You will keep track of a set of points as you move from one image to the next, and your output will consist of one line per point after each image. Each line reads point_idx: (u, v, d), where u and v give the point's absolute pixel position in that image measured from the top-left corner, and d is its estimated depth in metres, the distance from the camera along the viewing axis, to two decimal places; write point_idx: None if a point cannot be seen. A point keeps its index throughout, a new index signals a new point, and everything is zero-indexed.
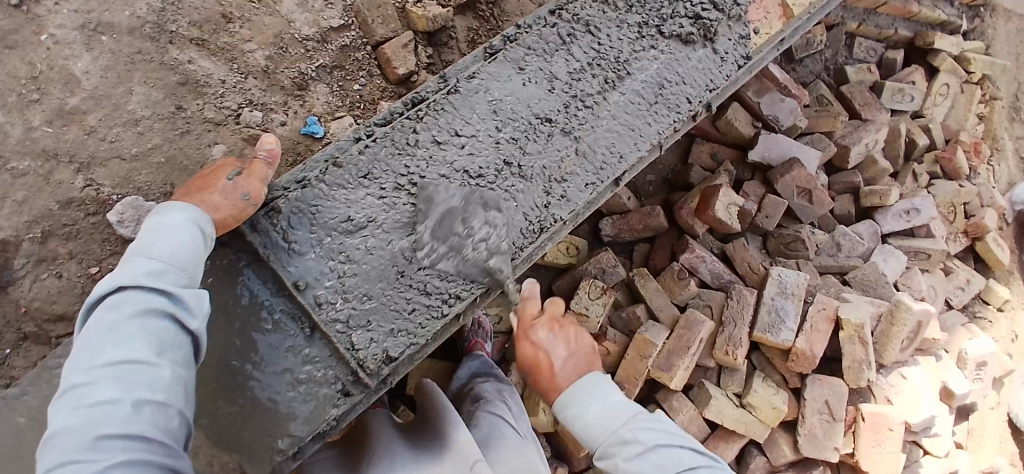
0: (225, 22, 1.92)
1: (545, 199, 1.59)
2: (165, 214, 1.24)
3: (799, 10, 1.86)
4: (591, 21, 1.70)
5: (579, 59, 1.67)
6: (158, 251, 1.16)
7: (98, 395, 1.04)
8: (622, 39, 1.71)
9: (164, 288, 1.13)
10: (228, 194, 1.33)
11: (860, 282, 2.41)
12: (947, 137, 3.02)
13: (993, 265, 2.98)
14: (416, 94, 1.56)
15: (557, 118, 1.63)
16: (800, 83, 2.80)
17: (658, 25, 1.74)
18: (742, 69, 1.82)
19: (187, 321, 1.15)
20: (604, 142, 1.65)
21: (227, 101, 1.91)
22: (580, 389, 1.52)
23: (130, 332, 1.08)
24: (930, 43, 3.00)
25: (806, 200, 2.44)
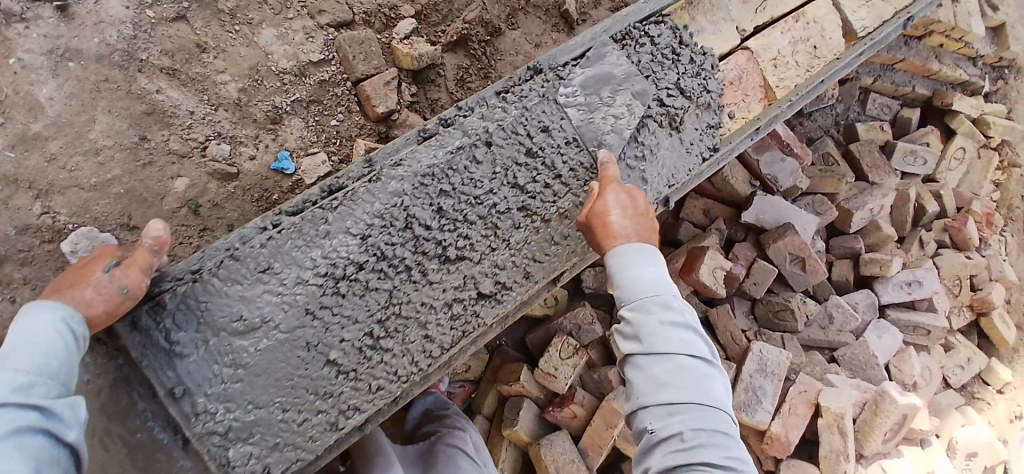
0: (198, 52, 1.88)
1: (468, 302, 1.48)
2: (32, 316, 1.17)
3: (782, 93, 1.85)
4: (540, 105, 1.57)
5: (525, 145, 1.54)
6: (29, 361, 1.12)
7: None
8: (574, 126, 1.59)
9: (37, 402, 1.10)
10: (102, 289, 1.23)
11: (849, 362, 2.32)
12: (959, 204, 2.86)
13: (998, 342, 2.85)
14: (334, 181, 1.43)
15: (490, 212, 1.50)
16: (806, 138, 2.67)
17: (617, 112, 1.63)
18: (706, 162, 1.74)
19: (63, 434, 1.13)
20: (540, 241, 1.54)
21: (193, 133, 1.86)
22: (640, 250, 1.34)
23: (4, 451, 1.03)
24: (949, 104, 2.85)
25: (799, 267, 2.32)
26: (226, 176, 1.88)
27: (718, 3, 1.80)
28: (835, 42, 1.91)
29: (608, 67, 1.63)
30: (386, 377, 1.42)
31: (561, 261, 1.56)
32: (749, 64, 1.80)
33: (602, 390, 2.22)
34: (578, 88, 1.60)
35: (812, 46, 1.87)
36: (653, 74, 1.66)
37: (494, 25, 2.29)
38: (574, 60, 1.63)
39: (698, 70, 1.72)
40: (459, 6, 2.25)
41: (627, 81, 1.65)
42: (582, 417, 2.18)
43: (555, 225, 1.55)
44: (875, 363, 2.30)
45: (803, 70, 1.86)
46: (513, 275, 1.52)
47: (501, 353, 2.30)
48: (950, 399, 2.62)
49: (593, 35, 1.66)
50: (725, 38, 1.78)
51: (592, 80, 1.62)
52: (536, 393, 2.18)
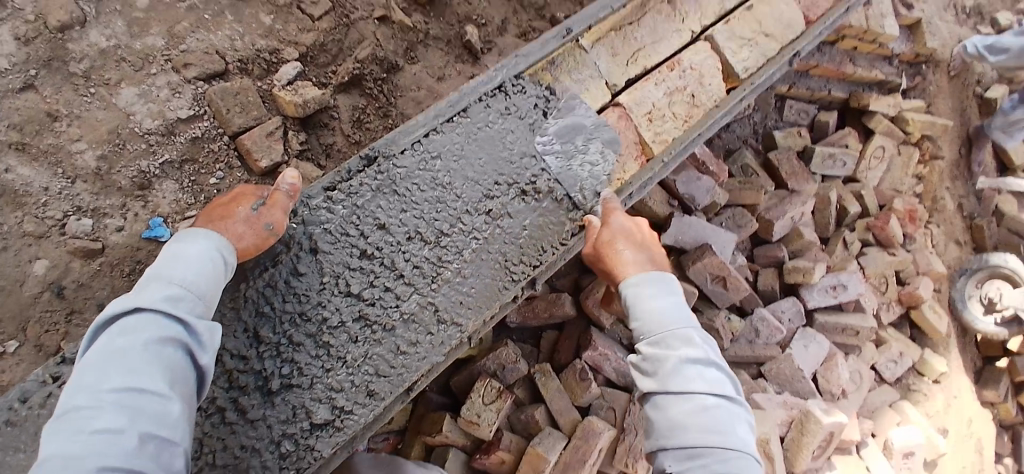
0: (50, 121, 1.74)
1: (299, 434, 1.36)
2: (186, 241, 1.23)
3: (658, 148, 1.77)
4: (372, 200, 1.48)
5: (357, 247, 1.45)
6: (179, 274, 1.18)
7: (100, 421, 1.00)
8: (413, 219, 1.50)
9: (180, 316, 1.13)
10: (251, 224, 1.33)
11: (776, 377, 2.30)
12: (882, 203, 2.87)
13: (931, 333, 2.84)
14: None
15: (321, 328, 1.41)
16: (724, 151, 2.66)
17: (465, 195, 1.54)
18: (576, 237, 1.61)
19: (197, 355, 1.16)
20: (380, 354, 1.43)
21: (50, 210, 1.71)
22: (647, 283, 1.37)
23: (144, 357, 1.07)
24: (865, 105, 2.85)
25: (721, 285, 2.27)
26: (89, 252, 1.73)
27: (585, 59, 1.73)
28: (715, 88, 1.86)
29: (454, 147, 1.55)
30: None
31: (409, 373, 1.44)
32: (621, 121, 1.74)
33: (530, 431, 2.12)
34: (418, 175, 1.52)
35: (689, 95, 1.82)
36: (504, 153, 1.59)
37: (390, 61, 2.18)
38: (416, 141, 1.53)
39: (567, 131, 1.66)
40: (350, 44, 2.14)
41: (475, 160, 1.57)
42: (512, 462, 2.07)
43: (400, 332, 1.45)
44: (801, 377, 2.29)
45: (681, 121, 1.80)
46: (354, 396, 1.40)
47: (425, 400, 2.14)
48: (885, 397, 2.61)
49: (436, 112, 1.56)
50: (594, 96, 1.72)
51: (432, 163, 1.53)
52: (462, 442, 2.05)
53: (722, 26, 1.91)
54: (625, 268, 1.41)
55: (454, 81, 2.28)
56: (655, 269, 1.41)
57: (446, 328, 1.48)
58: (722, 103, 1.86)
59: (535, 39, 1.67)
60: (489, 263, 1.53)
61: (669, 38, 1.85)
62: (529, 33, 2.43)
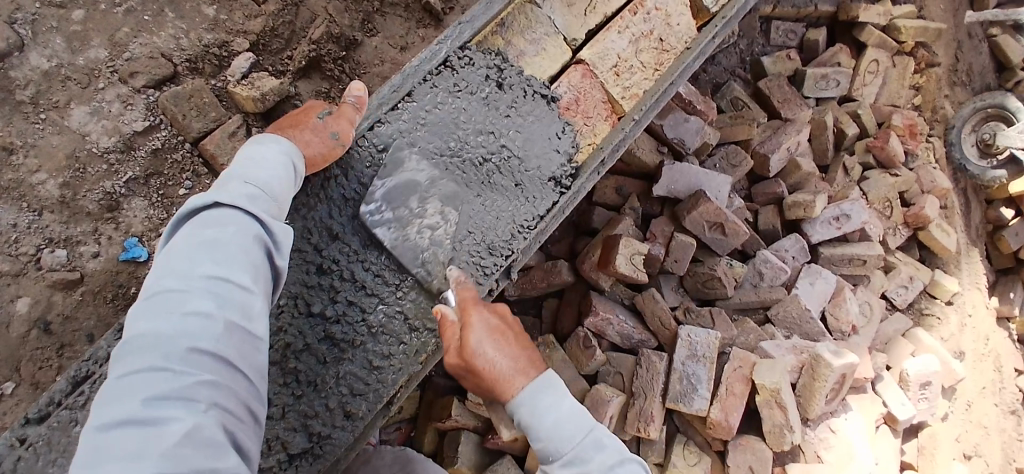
0: (5, 155, 1.68)
1: (278, 467, 1.33)
2: (262, 145, 1.26)
3: (628, 104, 1.70)
4: (321, 211, 1.40)
5: (312, 262, 1.38)
6: (255, 177, 1.19)
7: (191, 304, 1.01)
8: (372, 221, 1.43)
9: (258, 214, 1.15)
10: (319, 133, 1.35)
11: (784, 320, 2.24)
12: (880, 120, 2.76)
13: (940, 252, 2.76)
14: (77, 371, 1.30)
15: (285, 354, 1.35)
16: (711, 86, 2.52)
17: (426, 187, 1.47)
18: (547, 217, 1.58)
19: (275, 256, 1.17)
20: (350, 372, 1.40)
21: (22, 246, 1.68)
22: (537, 392, 1.21)
23: (229, 248, 1.08)
24: (853, 16, 2.69)
25: (720, 232, 2.19)
26: (70, 283, 1.70)
27: (537, 15, 1.61)
28: (684, 27, 1.77)
29: (403, 137, 1.46)
30: None
31: (385, 386, 1.41)
32: (585, 80, 1.66)
33: None
34: (373, 173, 1.44)
35: (657, 39, 1.73)
36: (460, 135, 1.51)
37: (348, 37, 2.08)
38: (364, 134, 1.44)
39: (526, 99, 1.58)
40: (302, 23, 2.04)
41: (429, 149, 1.48)
42: (524, 437, 2.07)
43: (370, 346, 1.42)
44: (810, 318, 2.21)
45: (651, 71, 1.72)
46: (330, 420, 1.37)
47: (432, 386, 2.14)
48: (900, 323, 2.54)
49: (378, 100, 1.46)
50: (551, 56, 1.62)
51: (382, 157, 1.45)
52: (472, 424, 2.05)
53: None
54: (506, 383, 1.22)
55: (418, 48, 2.18)
56: (538, 372, 1.24)
57: (419, 334, 1.45)
58: (692, 44, 1.77)
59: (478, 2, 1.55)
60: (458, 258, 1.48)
61: None
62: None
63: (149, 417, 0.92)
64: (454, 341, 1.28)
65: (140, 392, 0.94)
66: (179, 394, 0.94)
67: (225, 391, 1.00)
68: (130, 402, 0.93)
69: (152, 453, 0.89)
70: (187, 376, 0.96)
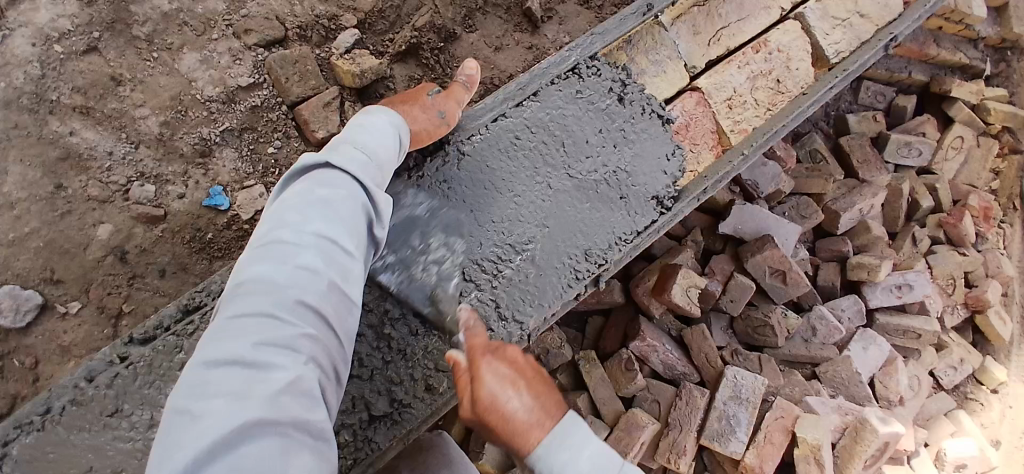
0: (114, 86, 1.74)
1: (359, 427, 1.33)
2: (375, 115, 1.32)
3: (736, 138, 1.70)
4: (439, 188, 1.46)
5: (422, 235, 1.43)
6: (363, 144, 1.24)
7: (301, 258, 1.03)
8: (480, 208, 1.48)
9: (368, 183, 1.18)
10: (428, 111, 1.42)
11: (831, 379, 2.18)
12: (956, 198, 2.70)
13: (993, 338, 2.70)
14: (189, 301, 1.41)
15: (383, 318, 1.38)
16: (793, 135, 2.53)
17: (537, 183, 1.52)
18: (643, 234, 1.57)
19: (376, 228, 1.20)
20: (440, 348, 1.41)
21: (114, 175, 1.73)
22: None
23: (338, 210, 1.11)
24: (946, 90, 2.66)
25: (780, 280, 2.17)
26: (152, 218, 1.74)
27: (663, 38, 1.67)
28: (803, 73, 1.77)
29: (521, 133, 1.53)
30: None
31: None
32: (698, 107, 1.68)
33: None
34: (489, 161, 1.50)
35: (774, 79, 1.74)
36: (576, 139, 1.56)
37: (448, 29, 2.11)
38: (486, 124, 1.51)
39: (642, 113, 1.62)
40: (409, 11, 2.09)
41: (543, 147, 1.54)
42: None
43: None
44: (858, 381, 2.17)
45: (762, 109, 1.72)
46: (413, 389, 1.38)
47: None
48: (942, 404, 2.51)
49: (504, 96, 1.54)
50: (670, 80, 1.67)
51: (501, 149, 1.51)
52: None
53: (815, 4, 1.81)
54: (524, 429, 1.02)
55: (512, 51, 2.20)
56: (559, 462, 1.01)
57: (508, 325, 1.43)
58: (810, 89, 1.76)
59: (613, 17, 1.62)
60: (556, 256, 1.50)
61: (757, 15, 1.77)
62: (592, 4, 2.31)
63: (256, 358, 0.91)
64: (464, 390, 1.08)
65: (247, 335, 0.93)
66: (284, 342, 0.94)
67: (321, 347, 1.00)
68: (236, 344, 0.92)
69: (258, 393, 0.88)
70: (291, 327, 0.96)
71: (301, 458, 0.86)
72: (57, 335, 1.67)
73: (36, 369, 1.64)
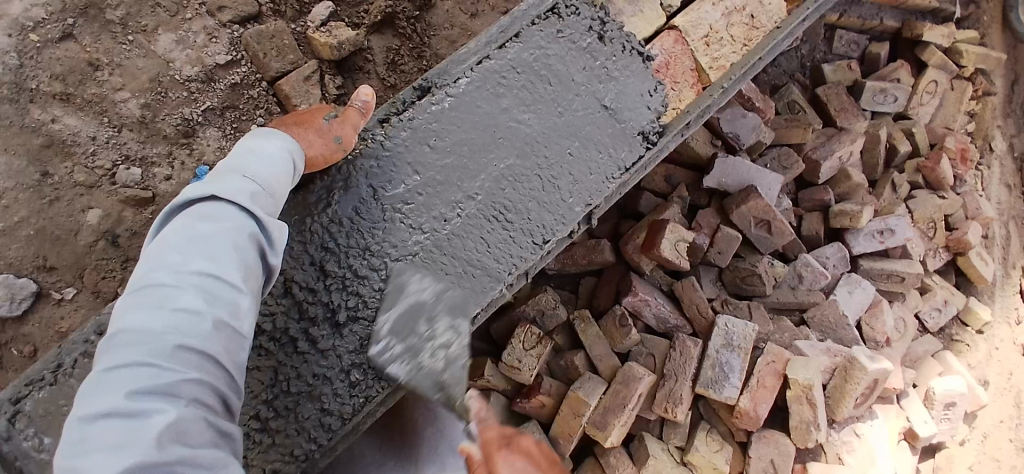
0: (92, 71, 1.74)
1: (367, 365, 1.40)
2: (265, 140, 1.31)
3: (716, 75, 1.70)
4: (430, 134, 1.48)
5: (414, 182, 1.46)
6: (253, 172, 1.23)
7: (180, 300, 1.03)
8: (468, 158, 1.49)
9: (256, 213, 1.18)
10: (322, 136, 1.38)
11: (819, 323, 2.24)
12: (933, 141, 2.75)
13: (976, 280, 2.76)
14: None
15: (381, 263, 1.42)
16: (770, 87, 2.56)
17: (522, 128, 1.53)
18: (628, 172, 1.61)
19: (269, 256, 1.21)
20: (439, 288, 1.44)
21: (99, 159, 1.73)
22: None
23: (223, 245, 1.11)
24: (919, 35, 2.70)
25: (764, 230, 2.22)
26: (141, 201, 1.75)
27: None
28: (776, 7, 1.77)
29: (504, 75, 1.53)
30: (280, 459, 1.35)
31: (469, 305, 1.45)
32: (677, 45, 1.68)
33: (569, 376, 2.13)
34: (477, 105, 1.51)
35: (748, 15, 1.73)
36: (560, 79, 1.56)
37: None
38: (470, 70, 1.52)
39: (622, 51, 1.62)
40: None
41: (530, 88, 1.54)
42: (552, 405, 2.08)
43: (461, 266, 1.45)
44: (846, 324, 2.21)
45: (740, 45, 1.72)
46: None
47: (467, 347, 2.20)
48: (929, 344, 2.56)
49: (487, 39, 1.54)
50: (647, 20, 1.66)
51: (488, 92, 1.52)
52: (502, 386, 2.08)
53: None
54: None
55: (489, 18, 2.15)
56: None
57: (504, 263, 1.48)
58: (782, 24, 1.77)
59: None
60: (547, 195, 1.53)
61: None
62: None
63: (135, 410, 0.94)
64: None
65: (126, 387, 0.96)
66: (165, 389, 0.97)
67: (207, 387, 1.02)
68: (115, 396, 0.95)
69: (138, 445, 0.91)
70: (171, 373, 0.98)
71: None
72: (56, 322, 1.70)
73: (35, 357, 1.68)
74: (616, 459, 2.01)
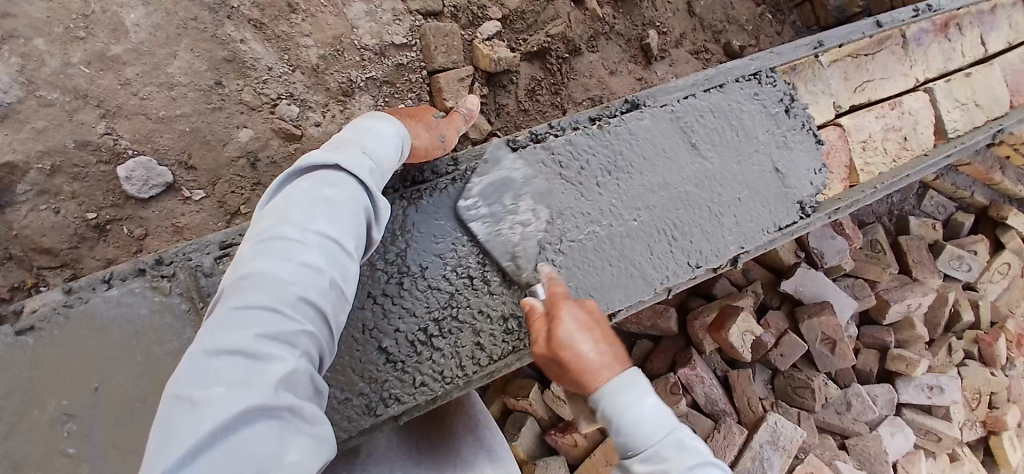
0: (288, 12, 1.90)
1: (523, 320, 1.45)
2: (379, 124, 1.27)
3: (866, 177, 1.86)
4: (632, 138, 1.58)
5: (608, 175, 1.56)
6: (371, 149, 1.20)
7: (305, 256, 0.99)
8: (655, 171, 1.59)
9: (373, 188, 1.15)
10: (431, 132, 1.44)
11: (859, 452, 2.26)
12: (994, 319, 2.84)
13: (1004, 463, 2.76)
14: (417, 171, 1.44)
15: (561, 236, 1.49)
16: (857, 221, 2.69)
17: (706, 163, 1.64)
18: (781, 232, 1.70)
19: (374, 231, 1.18)
20: (602, 276, 1.51)
21: (267, 88, 1.88)
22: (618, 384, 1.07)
23: (344, 211, 1.08)
24: (1003, 216, 2.82)
25: (828, 348, 2.28)
26: (291, 136, 1.90)
27: (820, 73, 1.84)
28: (925, 138, 1.96)
29: (703, 114, 1.66)
30: (431, 375, 1.37)
31: (621, 298, 1.52)
32: (839, 140, 1.83)
33: (605, 425, 2.14)
34: (675, 131, 1.63)
35: (903, 136, 1.92)
36: (750, 132, 1.70)
37: (575, 44, 2.28)
38: (676, 100, 1.65)
39: (802, 129, 1.76)
40: (545, 18, 2.22)
41: (721, 132, 1.67)
42: (583, 448, 2.10)
43: (627, 262, 1.53)
44: (884, 461, 2.23)
45: (889, 158, 1.89)
46: (571, 304, 1.48)
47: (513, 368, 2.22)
48: None
49: (694, 81, 1.68)
50: (821, 110, 1.82)
51: (688, 122, 1.64)
52: (542, 414, 2.10)
53: (942, 83, 2.01)
54: (594, 372, 1.08)
55: (623, 80, 2.36)
56: (625, 366, 1.11)
57: (661, 272, 1.56)
58: (931, 152, 1.94)
59: (787, 43, 1.79)
60: (712, 227, 1.62)
61: (895, 79, 1.95)
62: (700, 54, 2.49)
63: (257, 351, 0.89)
64: (542, 333, 1.16)
65: (248, 328, 0.91)
66: (285, 338, 0.93)
67: (314, 346, 0.98)
68: (240, 335, 0.90)
69: (258, 386, 0.86)
70: (291, 323, 0.94)
71: (297, 443, 0.87)
72: (175, 215, 1.83)
73: (142, 240, 1.81)
74: None
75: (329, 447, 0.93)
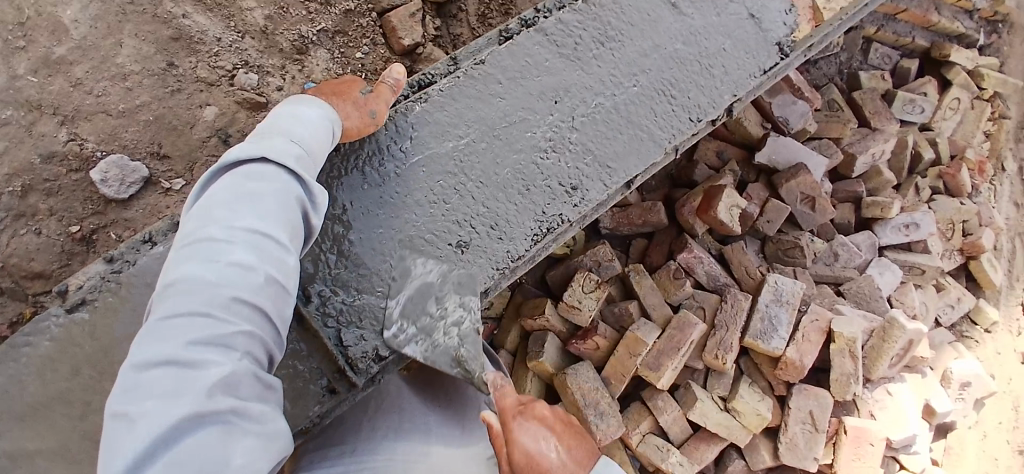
0: None
1: (550, 199, 1.59)
2: (304, 107, 1.24)
3: (830, 15, 1.88)
4: (613, 11, 1.69)
5: (599, 49, 1.67)
6: (298, 136, 1.17)
7: (231, 255, 0.98)
8: (640, 39, 1.70)
9: (299, 173, 1.12)
10: (359, 108, 1.37)
11: (855, 295, 2.41)
12: (954, 152, 2.98)
13: (986, 284, 2.95)
14: (422, 78, 1.56)
15: (570, 115, 1.62)
16: (813, 85, 2.78)
17: (687, 22, 1.75)
18: (764, 76, 1.82)
19: (311, 217, 1.15)
20: (611, 147, 1.65)
21: (221, 60, 1.83)
22: None
23: (271, 202, 1.06)
24: (946, 55, 2.96)
25: (808, 207, 2.40)
26: (257, 105, 1.85)
27: None
28: None
29: None
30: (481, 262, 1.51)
31: (634, 165, 1.67)
32: None
33: (621, 324, 2.20)
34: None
35: None
36: None
37: None
38: None
39: None
40: None
41: None
42: (605, 349, 2.17)
43: (630, 130, 1.67)
44: (879, 296, 2.39)
45: None
46: (591, 175, 1.62)
47: (522, 291, 2.28)
48: (944, 336, 2.76)
49: None
50: None
51: None
52: (560, 328, 2.16)
53: None
54: None
55: None
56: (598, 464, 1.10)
57: (665, 132, 1.70)
58: None
59: None
60: (700, 84, 1.75)
61: None
62: None
63: (189, 360, 0.90)
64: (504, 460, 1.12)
65: (178, 336, 0.92)
66: (220, 341, 0.93)
67: (257, 343, 0.99)
68: (170, 344, 0.91)
69: (189, 395, 0.88)
70: (225, 324, 0.94)
71: (241, 443, 0.90)
72: (160, 209, 1.77)
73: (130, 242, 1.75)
74: (664, 402, 2.15)
75: (278, 443, 0.95)
